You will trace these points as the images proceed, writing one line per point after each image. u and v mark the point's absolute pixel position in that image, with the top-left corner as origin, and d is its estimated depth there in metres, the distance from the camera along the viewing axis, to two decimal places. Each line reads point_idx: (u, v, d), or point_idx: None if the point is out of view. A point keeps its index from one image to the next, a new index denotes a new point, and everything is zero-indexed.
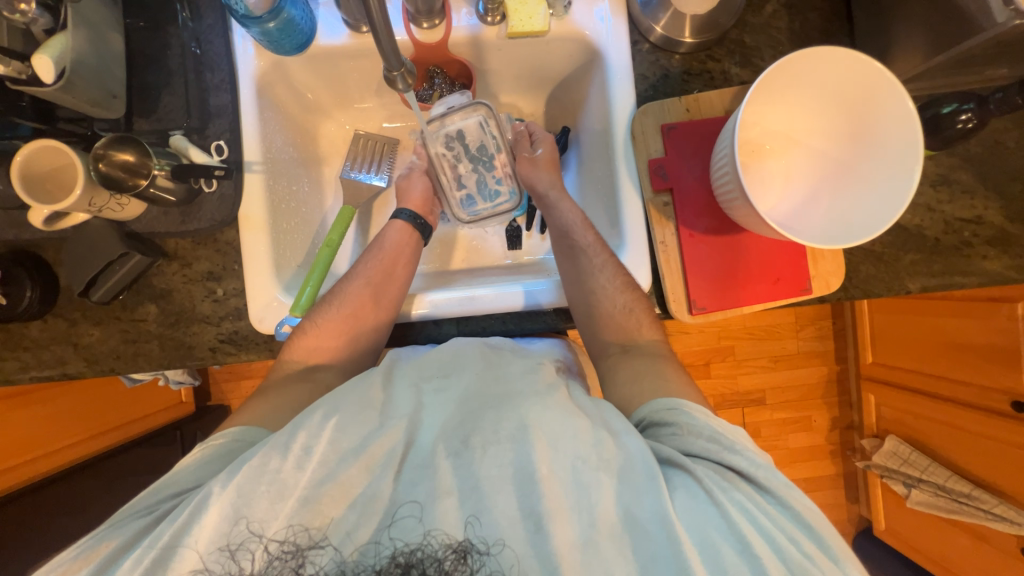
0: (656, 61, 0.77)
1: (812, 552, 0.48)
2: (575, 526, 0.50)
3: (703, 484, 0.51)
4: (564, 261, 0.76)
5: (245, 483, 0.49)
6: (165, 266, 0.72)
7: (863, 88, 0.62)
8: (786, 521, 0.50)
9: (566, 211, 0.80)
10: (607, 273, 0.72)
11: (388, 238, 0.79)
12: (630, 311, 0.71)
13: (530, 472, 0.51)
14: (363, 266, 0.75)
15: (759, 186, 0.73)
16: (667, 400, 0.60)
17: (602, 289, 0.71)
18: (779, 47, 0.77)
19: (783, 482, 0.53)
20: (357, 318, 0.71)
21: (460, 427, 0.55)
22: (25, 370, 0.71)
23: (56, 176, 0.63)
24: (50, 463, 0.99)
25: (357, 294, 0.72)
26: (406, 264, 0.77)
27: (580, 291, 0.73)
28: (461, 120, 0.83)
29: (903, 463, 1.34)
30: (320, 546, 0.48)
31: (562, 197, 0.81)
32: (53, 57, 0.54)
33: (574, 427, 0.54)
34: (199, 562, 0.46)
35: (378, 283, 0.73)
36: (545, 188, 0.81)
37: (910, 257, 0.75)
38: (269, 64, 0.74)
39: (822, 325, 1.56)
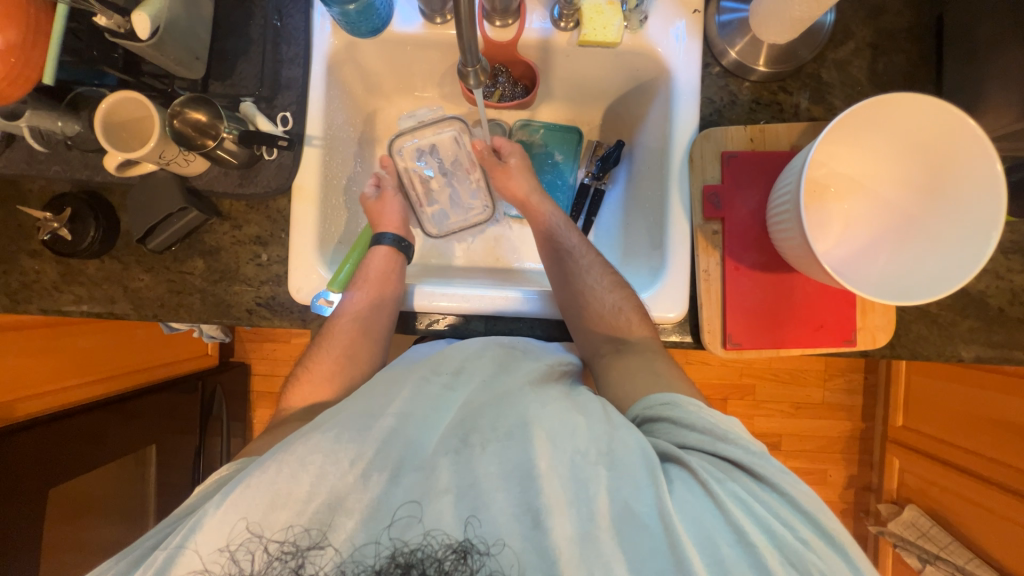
0: (725, 86, 0.75)
1: (809, 538, 0.48)
2: (573, 519, 0.49)
3: (698, 475, 0.52)
4: (552, 264, 0.78)
5: (239, 497, 0.49)
6: (218, 224, 0.75)
7: (942, 141, 0.59)
8: (784, 509, 0.50)
9: (550, 214, 0.81)
10: (595, 272, 0.75)
11: (372, 265, 0.77)
12: (620, 310, 0.72)
13: (529, 468, 0.51)
14: (349, 297, 0.74)
15: (813, 227, 0.70)
16: (661, 396, 0.61)
17: (591, 288, 0.74)
18: (857, 87, 0.74)
19: (779, 469, 0.53)
20: (350, 355, 0.72)
21: (459, 425, 0.56)
22: (77, 304, 0.75)
23: (132, 126, 0.67)
24: (93, 391, 1.06)
25: (346, 330, 0.72)
26: (393, 289, 0.75)
27: (569, 292, 0.74)
28: (434, 135, 0.90)
29: (921, 536, 1.27)
30: (320, 546, 0.48)
31: (544, 200, 0.83)
32: (151, 15, 0.57)
33: (572, 424, 0.55)
34: (200, 563, 0.47)
35: (363, 316, 0.73)
36: (526, 192, 0.82)
37: (968, 323, 0.71)
38: (342, 44, 0.76)
39: (853, 378, 1.50)
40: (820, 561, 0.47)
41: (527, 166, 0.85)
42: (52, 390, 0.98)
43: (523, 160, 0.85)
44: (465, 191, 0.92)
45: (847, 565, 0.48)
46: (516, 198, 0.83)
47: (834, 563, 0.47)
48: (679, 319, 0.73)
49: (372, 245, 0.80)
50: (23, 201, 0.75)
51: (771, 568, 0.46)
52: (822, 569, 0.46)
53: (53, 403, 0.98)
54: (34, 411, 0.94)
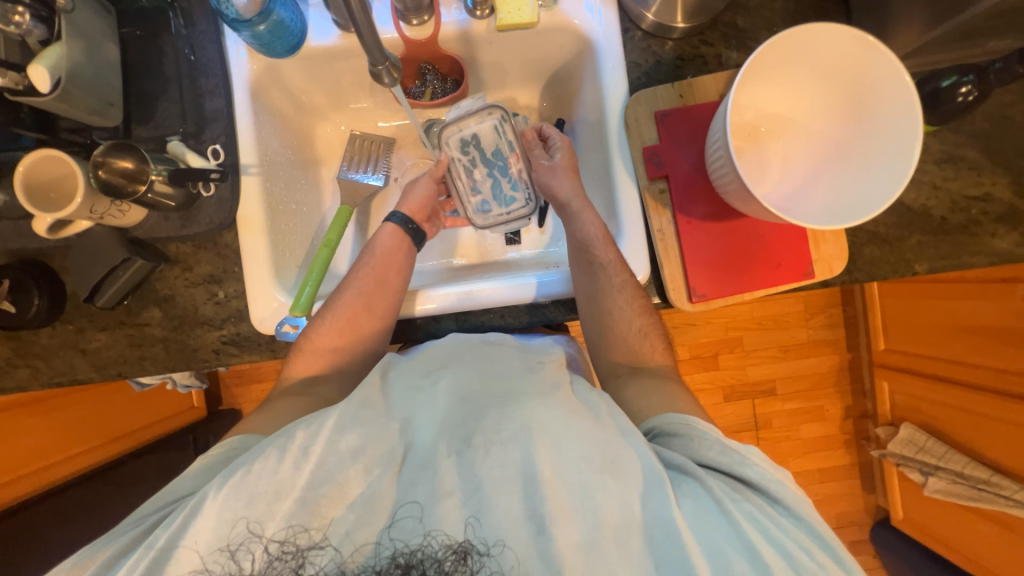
0: (648, 48, 0.76)
1: (827, 563, 0.49)
2: (579, 528, 0.49)
3: (714, 494, 0.52)
4: (582, 275, 0.72)
5: (240, 484, 0.49)
6: (167, 270, 0.74)
7: (857, 65, 0.61)
8: (796, 530, 0.51)
9: (588, 223, 0.73)
10: (626, 294, 0.70)
11: (379, 243, 0.76)
12: (645, 335, 0.72)
13: (534, 474, 0.50)
14: (356, 275, 0.73)
15: (755, 169, 0.72)
16: (680, 417, 0.61)
17: (620, 310, 0.70)
18: (774, 28, 0.75)
19: (793, 494, 0.54)
20: (352, 329, 0.70)
21: (461, 425, 0.55)
22: (36, 376, 0.73)
23: (59, 185, 0.64)
24: (77, 464, 1.04)
25: (349, 304, 0.71)
26: (399, 271, 0.74)
27: (598, 312, 0.71)
28: (476, 124, 0.82)
29: (919, 450, 1.31)
30: (320, 546, 0.48)
31: (586, 206, 0.74)
32: (49, 66, 0.55)
33: (579, 429, 0.53)
34: (199, 562, 0.47)
35: (370, 292, 0.71)
36: (568, 197, 0.75)
37: (916, 237, 0.73)
38: (261, 67, 0.75)
39: (832, 312, 1.54)
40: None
41: (573, 166, 0.78)
42: (33, 471, 0.96)
43: (570, 159, 0.78)
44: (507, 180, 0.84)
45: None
46: (556, 200, 0.76)
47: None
48: (646, 282, 0.73)
49: (380, 224, 0.79)
50: None
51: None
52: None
53: (34, 484, 0.95)
54: (15, 496, 0.92)
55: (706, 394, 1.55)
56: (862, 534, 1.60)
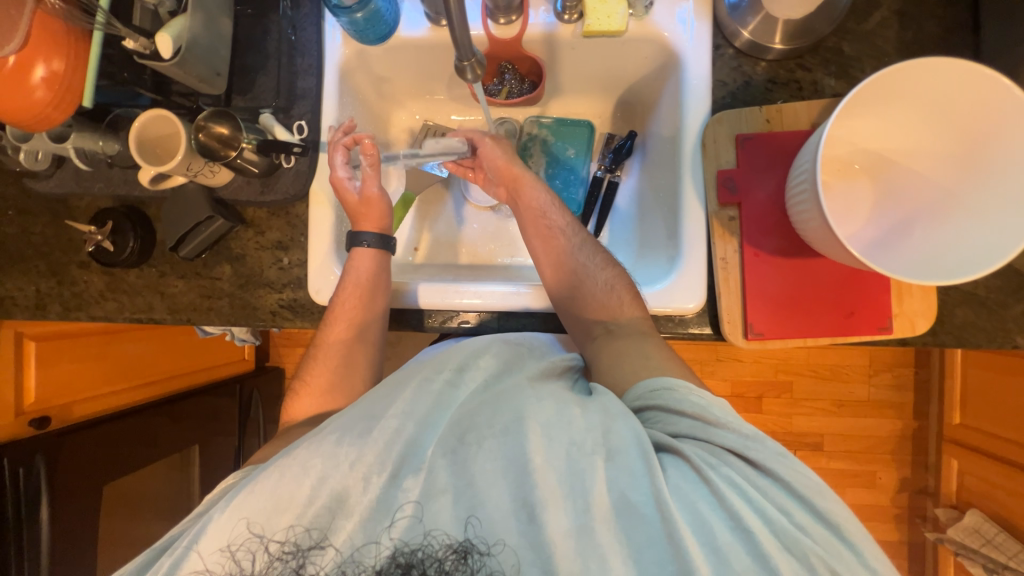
0: (738, 68, 0.72)
1: (807, 523, 0.48)
2: (569, 514, 0.49)
3: (693, 463, 0.51)
4: (541, 244, 0.76)
5: (241, 500, 0.51)
6: (242, 231, 0.79)
7: (978, 105, 0.55)
8: (779, 494, 0.50)
9: (541, 194, 0.78)
10: (588, 252, 0.75)
11: (355, 268, 0.74)
12: (611, 288, 0.72)
13: (524, 463, 0.50)
14: (340, 306, 0.72)
15: (839, 209, 0.67)
16: (648, 381, 0.60)
17: (587, 268, 0.73)
18: (884, 58, 0.69)
19: (776, 452, 0.52)
20: (346, 364, 0.74)
21: (457, 424, 0.55)
22: (120, 311, 0.81)
23: (164, 143, 0.71)
24: (135, 395, 1.13)
25: (339, 340, 0.74)
26: (381, 299, 0.75)
27: (562, 271, 0.74)
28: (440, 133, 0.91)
29: (985, 543, 1.16)
30: (320, 547, 0.50)
31: (535, 181, 0.79)
32: (173, 35, 0.62)
33: (568, 415, 0.54)
34: (201, 564, 0.50)
35: (356, 324, 0.73)
36: (519, 171, 0.80)
37: (1023, 306, 0.65)
38: (352, 52, 0.79)
39: (902, 372, 1.40)
40: (817, 544, 0.47)
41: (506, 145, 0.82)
42: (98, 394, 1.05)
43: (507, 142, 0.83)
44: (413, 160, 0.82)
45: (844, 544, 0.47)
46: (507, 176, 0.80)
47: (830, 544, 0.47)
48: (699, 311, 0.70)
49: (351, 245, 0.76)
50: (71, 217, 0.81)
51: (773, 562, 0.46)
52: (821, 555, 0.46)
53: (95, 406, 1.04)
54: (78, 415, 1.01)
55: None
56: None
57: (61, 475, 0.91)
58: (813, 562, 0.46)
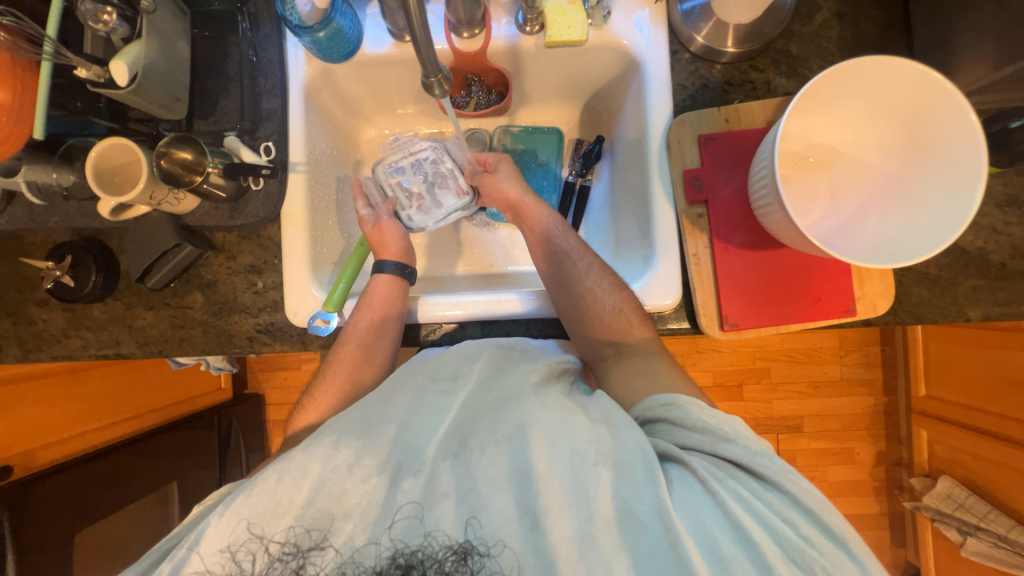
0: (696, 71, 0.75)
1: (810, 534, 0.49)
2: (572, 520, 0.49)
3: (699, 475, 0.52)
4: (547, 266, 0.77)
5: (241, 503, 0.50)
6: (212, 257, 0.77)
7: (916, 99, 0.59)
8: (784, 506, 0.51)
9: (545, 216, 0.80)
10: (595, 275, 0.74)
11: (375, 292, 0.75)
12: (620, 312, 0.71)
13: (527, 470, 0.51)
14: (355, 323, 0.73)
15: (800, 201, 0.70)
16: (657, 398, 0.61)
17: (592, 291, 0.73)
18: (829, 57, 0.74)
19: (782, 467, 0.53)
20: (352, 382, 0.71)
21: (459, 428, 0.57)
22: (85, 348, 0.77)
23: (123, 171, 0.69)
24: (107, 435, 1.08)
25: (348, 357, 0.72)
26: (397, 320, 0.74)
27: (569, 297, 0.73)
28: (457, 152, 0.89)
29: (958, 507, 1.23)
30: (320, 547, 0.49)
31: (536, 203, 0.80)
32: (128, 62, 0.60)
33: (571, 423, 0.55)
34: (201, 565, 0.49)
35: (366, 343, 0.72)
36: (518, 195, 0.81)
37: (971, 282, 0.69)
38: (317, 71, 0.78)
39: (870, 351, 1.47)
40: (821, 556, 0.48)
41: (515, 170, 0.84)
42: (66, 437, 1.01)
43: (512, 166, 0.84)
44: (416, 203, 0.86)
45: (845, 556, 0.48)
46: (506, 199, 0.82)
47: (836, 557, 0.48)
48: (676, 306, 0.72)
49: (375, 273, 0.78)
50: (25, 253, 0.77)
51: (774, 566, 0.46)
52: (824, 566, 0.47)
53: (64, 450, 0.99)
54: (50, 460, 0.96)
55: None
56: None
57: (27, 526, 0.86)
58: (813, 570, 0.47)
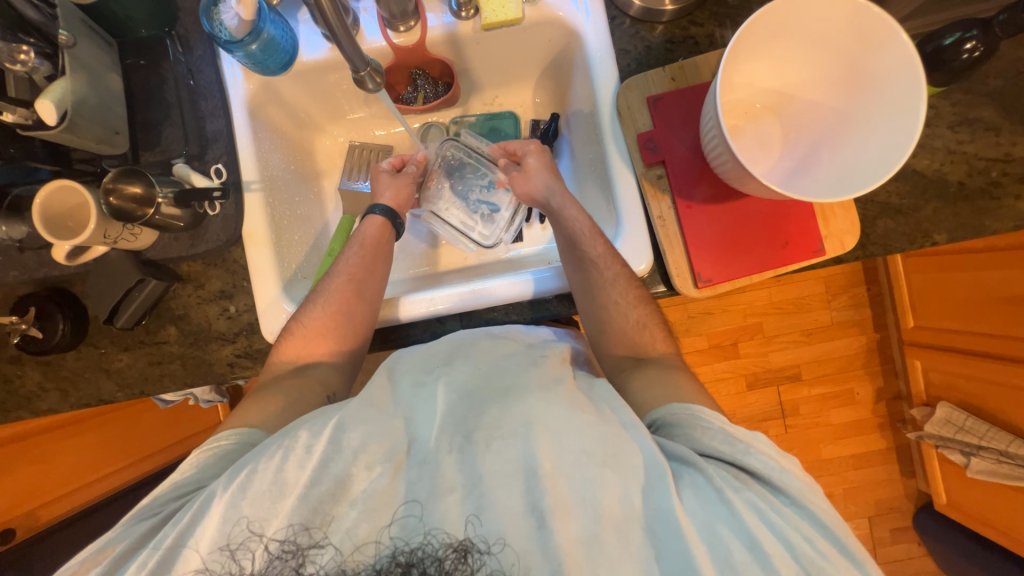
0: (637, 35, 0.75)
1: (828, 550, 0.48)
2: (579, 521, 0.49)
3: (714, 484, 0.51)
4: (574, 272, 0.72)
5: (245, 482, 0.50)
6: (181, 289, 0.76)
7: (850, 31, 0.59)
8: (801, 519, 0.50)
9: (573, 218, 0.74)
10: (620, 287, 0.69)
11: (365, 233, 0.79)
12: (644, 327, 0.70)
13: (533, 468, 0.50)
14: (343, 263, 0.75)
15: (754, 149, 0.71)
16: (684, 407, 0.59)
17: (615, 305, 0.69)
18: (766, 1, 0.73)
19: (801, 487, 0.52)
20: (344, 317, 0.71)
21: (462, 423, 0.55)
22: (65, 398, 0.76)
23: (75, 215, 0.68)
24: (105, 485, 1.08)
25: (341, 292, 0.72)
26: (385, 260, 0.78)
27: (592, 305, 0.70)
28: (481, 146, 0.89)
29: (958, 430, 1.26)
30: (320, 546, 0.48)
31: (567, 201, 0.76)
32: (54, 100, 0.58)
33: (578, 424, 0.53)
34: (200, 562, 0.48)
35: (360, 280, 0.74)
36: (547, 196, 0.77)
37: (932, 206, 0.70)
38: (257, 86, 0.77)
39: (856, 292, 1.49)
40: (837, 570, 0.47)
41: (549, 166, 0.80)
42: (63, 494, 1.01)
43: (546, 160, 0.81)
44: (479, 216, 0.89)
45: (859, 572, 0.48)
46: (535, 201, 0.79)
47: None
48: (649, 270, 0.72)
49: (365, 215, 0.81)
50: None
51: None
52: None
53: (61, 508, 1.00)
54: (55, 516, 0.99)
55: (727, 382, 1.51)
56: (905, 521, 1.53)
57: None
58: None
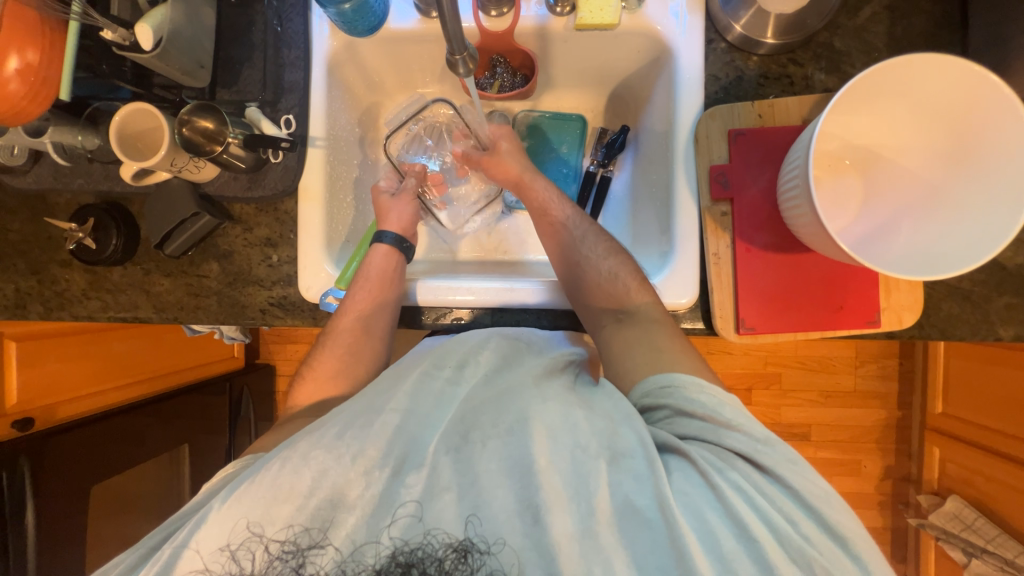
0: (731, 62, 0.72)
1: (811, 533, 0.48)
2: (573, 517, 0.48)
3: (699, 466, 0.51)
4: (546, 240, 0.77)
5: (242, 493, 0.50)
6: (230, 228, 0.78)
7: (964, 100, 0.56)
8: (788, 503, 0.49)
9: (541, 189, 0.79)
10: (590, 242, 0.74)
11: (372, 264, 0.76)
12: (616, 277, 0.71)
13: (529, 463, 0.50)
14: (351, 298, 0.72)
15: (831, 205, 0.68)
16: (658, 377, 0.60)
17: (586, 259, 0.73)
18: (874, 53, 0.70)
19: (786, 457, 0.52)
20: (353, 353, 0.72)
21: (459, 421, 0.55)
22: (105, 310, 0.79)
23: (146, 137, 0.69)
24: (119, 396, 1.10)
25: (348, 327, 0.73)
26: (394, 290, 0.74)
27: (568, 266, 0.73)
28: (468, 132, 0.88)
29: (965, 528, 1.20)
30: (320, 546, 0.49)
31: (536, 178, 0.80)
32: (153, 27, 0.61)
33: (573, 420, 0.54)
34: (200, 563, 0.49)
35: (365, 315, 0.73)
36: (518, 171, 0.80)
37: (1005, 299, 0.66)
38: (340, 44, 0.77)
39: (887, 364, 1.43)
40: (823, 556, 0.47)
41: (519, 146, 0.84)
42: (82, 394, 1.03)
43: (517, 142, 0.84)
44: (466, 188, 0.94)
45: (848, 556, 0.47)
46: (507, 177, 0.81)
47: (838, 561, 0.47)
48: (691, 306, 0.70)
49: (371, 245, 0.79)
50: (50, 214, 0.78)
51: (776, 567, 0.45)
52: (824, 564, 0.46)
53: (79, 406, 1.02)
54: (74, 413, 1.01)
55: None
56: None
57: (47, 477, 0.90)
58: (815, 570, 0.46)
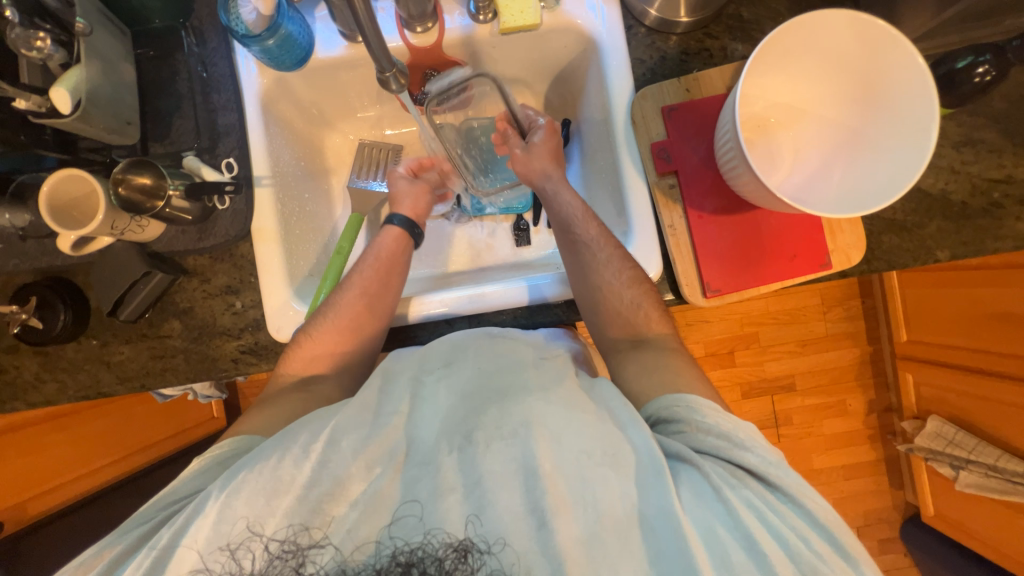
0: (653, 44, 0.76)
1: (823, 550, 0.47)
2: (579, 520, 0.48)
3: (710, 480, 0.50)
4: (566, 255, 0.74)
5: (241, 483, 0.49)
6: (186, 282, 0.75)
7: (864, 45, 0.60)
8: (799, 520, 0.49)
9: (566, 201, 0.76)
10: (613, 267, 0.69)
11: (382, 244, 0.78)
12: (635, 303, 0.69)
13: (534, 468, 0.49)
14: (358, 274, 0.73)
15: (767, 162, 0.71)
16: (677, 399, 0.58)
17: (609, 285, 0.69)
18: (779, 18, 0.75)
19: (797, 480, 0.51)
20: (353, 330, 0.70)
21: (462, 422, 0.54)
22: (63, 391, 0.75)
23: (79, 204, 0.67)
24: (94, 480, 1.05)
25: (352, 304, 0.70)
26: (401, 272, 0.76)
27: (586, 286, 0.70)
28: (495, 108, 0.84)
29: (948, 444, 1.27)
30: (320, 546, 0.47)
31: (562, 184, 0.77)
32: (69, 89, 0.58)
33: (577, 423, 0.53)
34: (198, 561, 0.47)
35: (372, 295, 0.72)
36: (543, 179, 0.78)
37: (936, 224, 0.71)
38: (271, 82, 0.76)
39: (851, 305, 1.51)
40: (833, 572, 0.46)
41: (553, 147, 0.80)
42: (54, 488, 0.98)
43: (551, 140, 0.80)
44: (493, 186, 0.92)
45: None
46: (533, 178, 0.79)
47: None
48: (658, 279, 0.73)
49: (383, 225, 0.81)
50: None
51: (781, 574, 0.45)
52: None
53: (56, 500, 0.99)
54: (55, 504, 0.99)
55: (723, 391, 1.52)
56: (893, 532, 1.55)
57: None
58: None
